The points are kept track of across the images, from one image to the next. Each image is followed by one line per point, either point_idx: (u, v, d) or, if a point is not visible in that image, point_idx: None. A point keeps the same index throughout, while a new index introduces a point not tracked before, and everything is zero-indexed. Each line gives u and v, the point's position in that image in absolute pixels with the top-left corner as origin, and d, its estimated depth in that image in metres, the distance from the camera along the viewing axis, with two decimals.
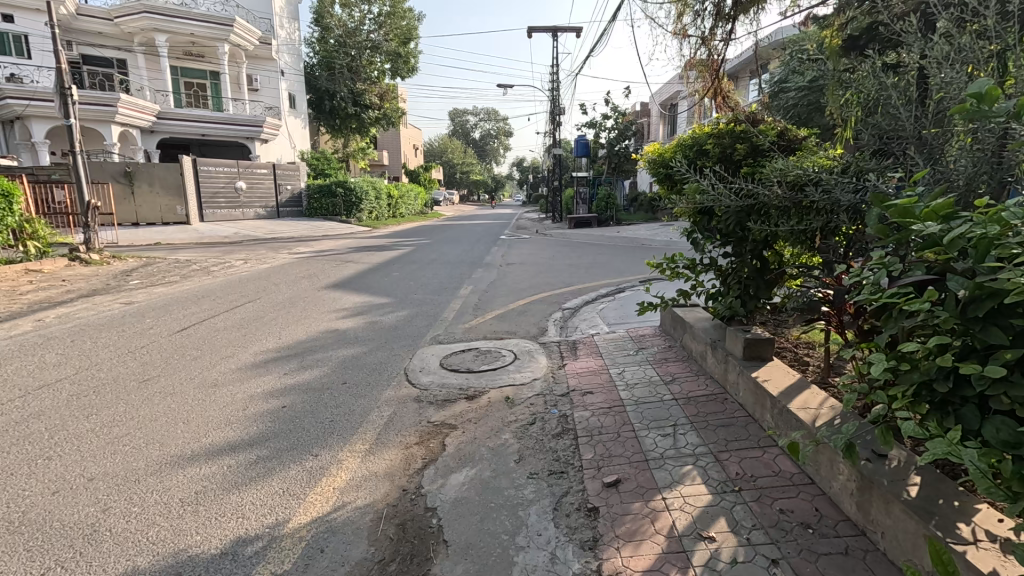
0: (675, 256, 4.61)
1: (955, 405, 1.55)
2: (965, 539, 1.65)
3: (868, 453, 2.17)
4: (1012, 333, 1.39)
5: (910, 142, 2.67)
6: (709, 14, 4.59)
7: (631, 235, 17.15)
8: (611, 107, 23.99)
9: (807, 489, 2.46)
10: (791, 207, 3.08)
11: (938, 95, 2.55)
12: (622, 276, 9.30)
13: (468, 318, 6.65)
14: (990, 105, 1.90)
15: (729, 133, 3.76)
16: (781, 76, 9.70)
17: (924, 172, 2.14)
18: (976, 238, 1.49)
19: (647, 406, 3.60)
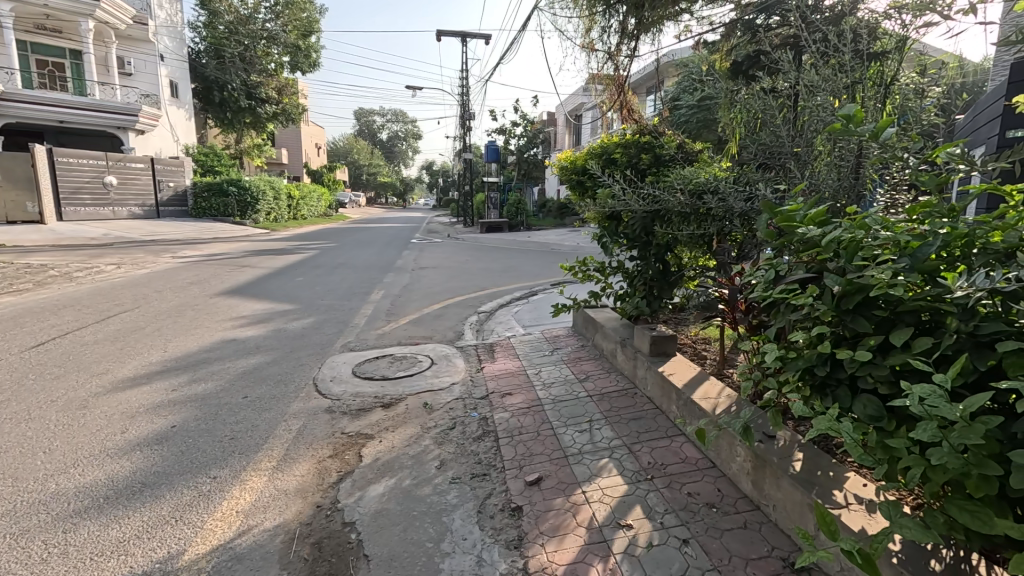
0: (586, 260, 4.81)
1: (831, 386, 1.76)
2: (840, 503, 1.89)
3: (761, 435, 2.41)
4: (875, 322, 1.62)
5: (788, 158, 3.02)
6: (615, 30, 4.87)
7: (541, 239, 17.66)
8: (520, 115, 24.51)
9: (709, 473, 2.68)
10: (692, 214, 3.34)
11: (809, 117, 2.92)
12: (535, 280, 9.52)
13: (381, 323, 6.44)
14: (855, 125, 2.19)
15: (635, 144, 4.01)
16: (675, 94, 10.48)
17: (802, 185, 2.43)
18: (847, 241, 1.70)
19: (564, 404, 3.72)
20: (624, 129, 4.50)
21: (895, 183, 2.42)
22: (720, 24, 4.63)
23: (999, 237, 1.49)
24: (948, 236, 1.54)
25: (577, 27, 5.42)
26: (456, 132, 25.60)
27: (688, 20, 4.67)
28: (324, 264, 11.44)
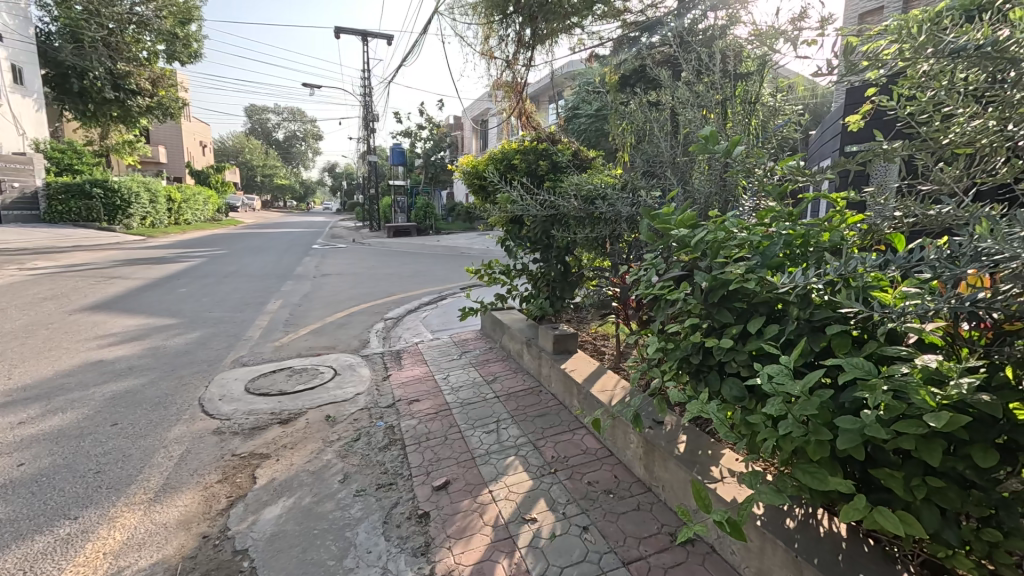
0: (492, 263, 4.88)
1: (704, 371, 1.96)
2: (716, 477, 2.10)
3: (651, 422, 2.61)
4: (736, 313, 1.83)
5: (668, 166, 3.30)
6: (512, 40, 5.01)
7: (450, 243, 17.56)
8: (426, 118, 24.19)
9: (608, 461, 2.85)
10: (586, 218, 3.54)
11: (684, 130, 3.22)
12: (444, 285, 9.46)
13: (279, 335, 6.04)
14: (716, 139, 2.49)
15: (533, 151, 4.17)
16: (574, 103, 10.87)
17: (678, 191, 2.69)
18: (712, 241, 1.90)
19: (472, 406, 3.75)
20: (523, 136, 4.65)
21: (747, 191, 2.76)
22: (609, 38, 4.93)
23: (826, 236, 1.75)
24: (789, 237, 1.77)
25: (476, 35, 5.51)
26: (358, 133, 24.68)
27: (580, 34, 4.95)
28: (213, 273, 10.48)
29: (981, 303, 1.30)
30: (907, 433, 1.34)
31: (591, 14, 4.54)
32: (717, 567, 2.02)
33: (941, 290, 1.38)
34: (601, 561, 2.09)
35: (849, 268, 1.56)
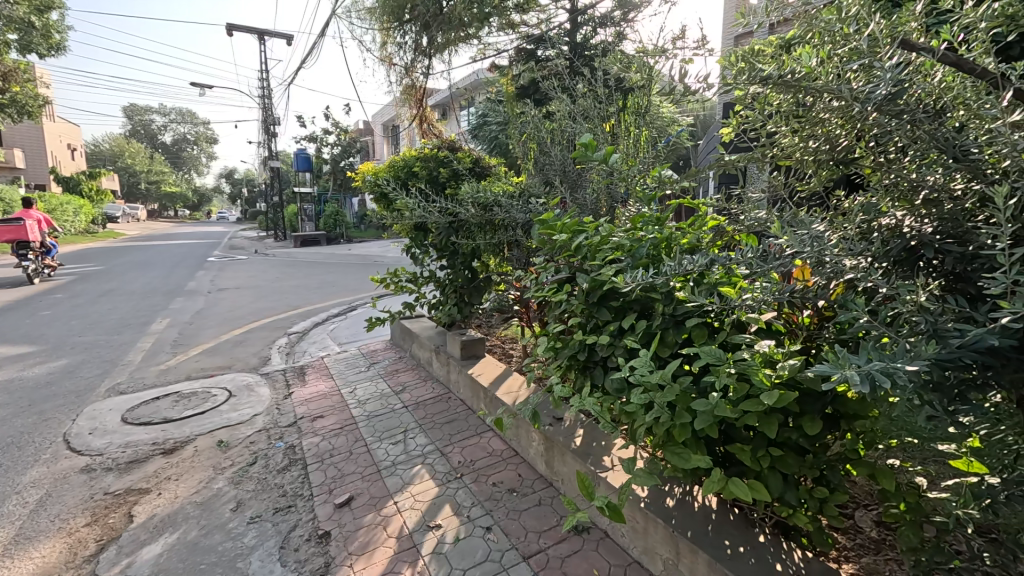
0: (398, 271, 4.76)
1: (591, 367, 2.10)
2: (606, 465, 2.24)
3: (550, 419, 2.72)
4: (614, 311, 1.98)
5: (560, 174, 3.46)
6: (410, 47, 4.99)
7: (362, 252, 16.96)
8: (333, 123, 23.22)
9: (513, 461, 2.92)
10: (485, 224, 3.63)
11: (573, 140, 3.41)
12: (354, 295, 9.15)
13: (165, 357, 5.53)
14: (593, 150, 2.66)
15: (433, 158, 4.25)
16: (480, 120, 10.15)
17: (565, 198, 2.85)
18: (590, 245, 2.06)
19: (379, 418, 3.68)
20: (424, 144, 4.67)
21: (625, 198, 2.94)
22: (506, 49, 5.07)
23: (686, 239, 1.94)
24: (655, 240, 1.95)
25: (374, 41, 5.45)
26: (257, 137, 23.20)
27: (477, 45, 5.05)
28: (85, 292, 9.33)
29: (800, 292, 1.52)
30: (750, 411, 1.53)
31: (487, 26, 4.66)
32: (609, 551, 2.15)
33: (770, 283, 1.59)
34: (503, 558, 2.15)
35: (702, 266, 1.75)
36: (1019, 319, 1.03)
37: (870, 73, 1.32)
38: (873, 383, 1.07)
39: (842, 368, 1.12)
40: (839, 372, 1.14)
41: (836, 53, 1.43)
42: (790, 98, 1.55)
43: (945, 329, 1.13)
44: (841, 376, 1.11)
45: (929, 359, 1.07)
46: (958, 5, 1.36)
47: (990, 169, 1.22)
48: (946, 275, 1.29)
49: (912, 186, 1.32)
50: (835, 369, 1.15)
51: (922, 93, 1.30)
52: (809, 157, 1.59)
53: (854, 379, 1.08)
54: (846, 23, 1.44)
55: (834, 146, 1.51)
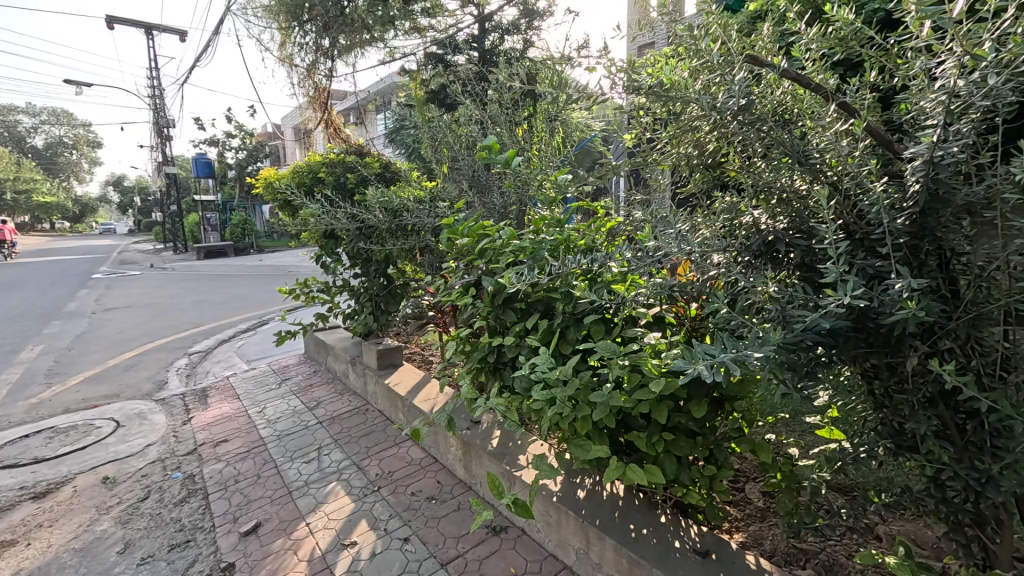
0: (308, 280, 4.52)
1: (501, 368, 2.15)
2: (521, 464, 2.28)
3: (468, 423, 2.74)
4: (519, 311, 2.06)
5: (469, 178, 3.47)
6: (311, 48, 4.81)
7: (275, 263, 15.96)
8: (236, 125, 21.72)
9: (432, 468, 2.90)
10: (396, 229, 3.58)
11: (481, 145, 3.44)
12: (265, 309, 8.59)
13: (36, 389, 4.89)
14: (494, 155, 2.69)
15: (340, 164, 4.16)
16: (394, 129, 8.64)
17: (468, 202, 2.83)
18: (492, 247, 2.11)
19: (291, 437, 3.49)
20: (330, 148, 4.54)
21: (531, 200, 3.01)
22: (414, 52, 5.02)
23: (582, 240, 2.03)
24: (556, 241, 2.04)
25: (273, 39, 5.17)
26: (148, 140, 21.21)
27: (384, 47, 4.94)
28: None
29: (679, 286, 1.64)
30: (643, 399, 1.63)
31: (392, 28, 4.58)
32: (527, 547, 2.18)
33: (656, 278, 1.69)
34: (421, 568, 2.12)
35: (596, 264, 1.86)
36: (842, 303, 1.21)
37: (724, 85, 1.45)
38: (718, 372, 1.26)
39: (693, 364, 1.30)
40: (691, 367, 1.32)
41: (695, 65, 1.57)
42: (663, 108, 1.68)
43: (791, 316, 1.29)
44: (692, 372, 1.29)
45: (775, 344, 1.24)
46: (802, 28, 1.54)
47: (828, 172, 1.39)
48: (796, 266, 1.45)
49: (767, 187, 1.47)
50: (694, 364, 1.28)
51: (771, 103, 1.45)
52: (683, 162, 1.71)
53: (701, 371, 1.27)
54: (697, 38, 1.57)
55: (702, 151, 1.63)
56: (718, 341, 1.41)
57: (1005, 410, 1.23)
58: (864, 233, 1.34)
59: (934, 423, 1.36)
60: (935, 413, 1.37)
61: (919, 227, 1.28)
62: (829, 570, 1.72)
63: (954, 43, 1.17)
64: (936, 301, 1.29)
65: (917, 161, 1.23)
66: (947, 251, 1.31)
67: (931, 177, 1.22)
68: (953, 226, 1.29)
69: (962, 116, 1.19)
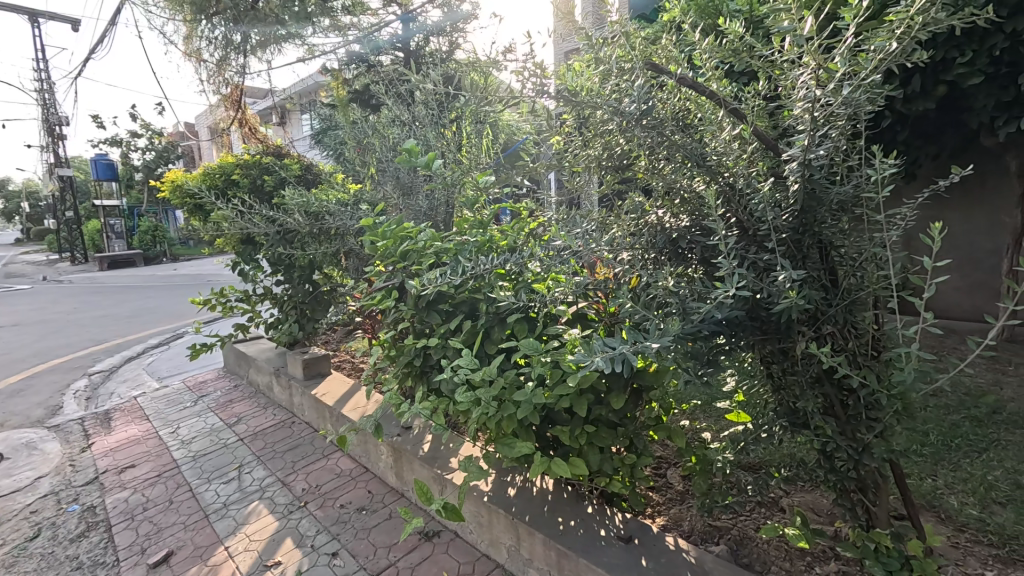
0: (224, 289, 4.24)
1: (428, 371, 2.14)
2: (452, 467, 2.27)
3: (398, 429, 2.69)
4: (444, 313, 2.06)
5: (394, 180, 3.41)
6: (221, 43, 4.56)
7: (191, 272, 14.83)
8: (142, 124, 20.03)
9: (363, 478, 2.82)
10: (318, 232, 3.47)
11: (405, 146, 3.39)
12: (179, 321, 7.97)
13: None
14: (416, 156, 2.65)
15: (255, 165, 3.99)
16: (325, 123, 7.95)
17: (386, 204, 2.73)
18: (414, 249, 2.09)
19: (208, 457, 3.26)
20: (245, 149, 4.32)
21: (456, 202, 2.99)
22: (334, 50, 4.85)
23: (505, 240, 2.07)
24: (478, 242, 2.05)
25: (177, 31, 4.81)
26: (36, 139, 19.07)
27: (301, 44, 4.75)
28: None
29: (596, 283, 1.73)
30: (564, 394, 1.68)
31: (310, 25, 4.41)
32: (460, 550, 2.18)
33: (575, 275, 1.76)
34: None
35: (518, 264, 1.89)
36: (732, 294, 1.33)
37: (626, 91, 1.54)
38: (619, 363, 1.34)
39: (593, 356, 1.38)
40: (593, 360, 1.40)
41: (601, 72, 1.63)
42: (573, 112, 1.75)
43: (693, 308, 1.38)
44: (594, 365, 1.37)
45: (674, 335, 1.36)
46: (698, 40, 1.65)
47: (724, 174, 1.50)
48: (699, 262, 1.55)
49: (671, 188, 1.56)
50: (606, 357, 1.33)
51: (671, 109, 1.55)
52: (595, 164, 1.78)
53: (601, 363, 1.35)
54: (600, 45, 1.65)
55: (611, 152, 1.69)
56: (625, 334, 1.50)
57: (872, 385, 1.38)
58: (754, 230, 1.46)
59: (819, 401, 1.50)
60: (822, 392, 1.51)
61: (800, 224, 1.41)
62: (740, 544, 1.84)
63: (809, 58, 1.32)
64: (816, 290, 1.42)
65: (794, 163, 1.34)
66: (824, 244, 1.44)
67: (806, 178, 1.35)
68: (827, 222, 1.44)
69: (828, 123, 1.33)
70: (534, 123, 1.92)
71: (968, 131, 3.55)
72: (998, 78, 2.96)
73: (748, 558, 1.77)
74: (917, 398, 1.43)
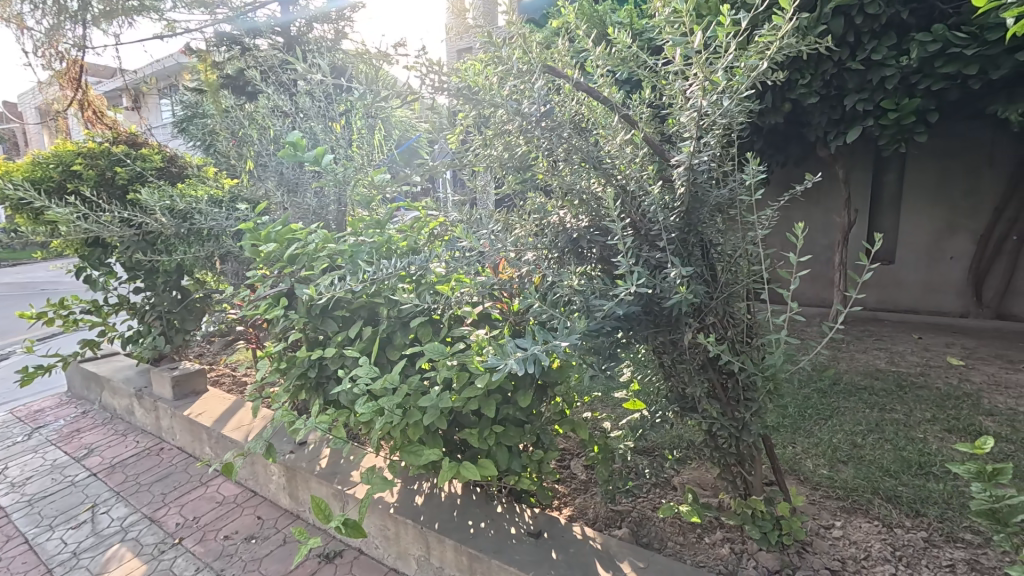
0: (66, 300, 3.60)
1: (325, 382, 2.01)
2: (354, 481, 2.14)
3: (291, 447, 2.49)
4: (341, 321, 1.94)
5: (275, 175, 3.13)
6: (51, 10, 3.90)
7: (19, 280, 12.49)
8: None
9: (250, 503, 2.56)
10: (187, 233, 3.09)
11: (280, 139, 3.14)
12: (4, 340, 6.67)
13: None
14: (301, 151, 2.44)
15: (103, 155, 3.45)
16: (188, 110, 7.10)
17: (265, 204, 2.46)
18: (304, 252, 1.94)
19: (49, 499, 2.75)
20: (88, 136, 3.72)
21: (350, 201, 2.82)
22: (200, 29, 4.34)
23: (405, 241, 2.00)
24: (376, 243, 1.95)
25: None
26: None
27: (158, 18, 4.18)
28: None
29: (500, 283, 1.72)
30: (473, 396, 1.66)
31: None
32: (365, 568, 2.06)
33: (480, 276, 1.74)
34: None
35: (420, 265, 1.83)
36: (631, 292, 1.40)
37: (525, 92, 1.56)
38: (531, 365, 1.35)
39: (505, 360, 1.37)
40: (504, 364, 1.38)
41: (499, 71, 1.63)
42: (473, 109, 1.73)
43: (594, 305, 1.45)
44: (506, 369, 1.35)
45: (580, 332, 1.40)
46: (590, 46, 1.71)
47: (619, 176, 1.58)
48: (598, 260, 1.62)
49: (570, 189, 1.60)
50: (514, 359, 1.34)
51: (568, 112, 1.60)
52: (496, 164, 1.76)
53: (514, 367, 1.34)
54: (499, 45, 1.64)
55: (512, 153, 1.70)
56: (533, 334, 1.51)
57: (749, 368, 1.54)
58: (647, 230, 1.55)
59: (705, 385, 1.64)
60: (707, 377, 1.65)
61: (685, 224, 1.53)
62: (640, 524, 1.96)
63: (697, 69, 1.43)
64: (701, 284, 1.55)
65: (682, 168, 1.45)
66: (706, 243, 1.58)
67: (691, 181, 1.46)
68: (708, 222, 1.57)
69: (709, 130, 1.45)
70: (431, 120, 1.86)
71: (807, 143, 4.13)
72: (829, 99, 3.48)
73: (648, 538, 1.89)
74: (783, 377, 1.62)
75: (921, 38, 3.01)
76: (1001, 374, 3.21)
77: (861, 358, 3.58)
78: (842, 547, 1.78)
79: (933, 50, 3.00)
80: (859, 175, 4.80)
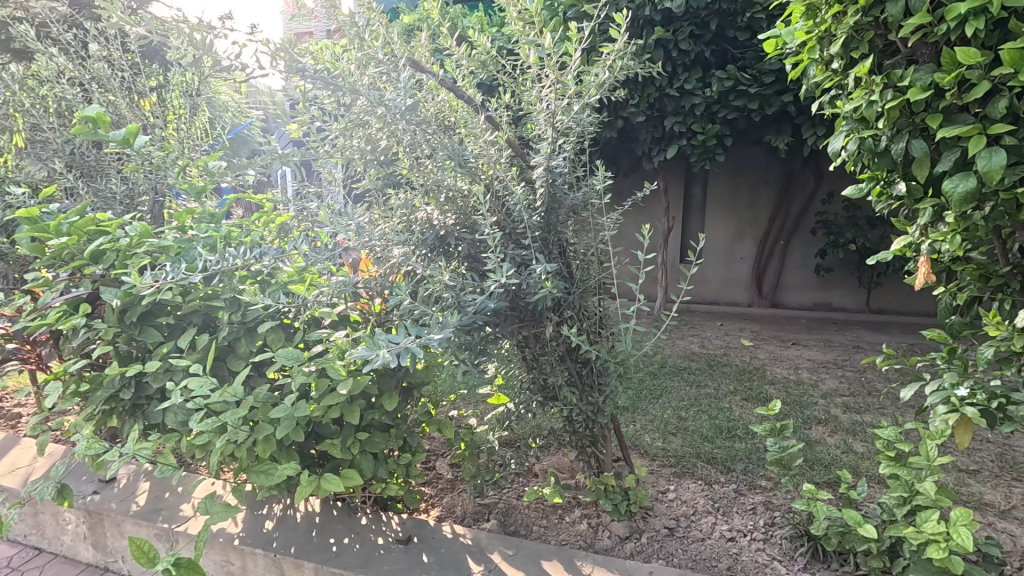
0: None
1: (145, 402, 1.70)
2: (186, 515, 1.85)
3: (94, 487, 2.05)
4: (164, 329, 1.66)
5: (61, 155, 2.54)
6: None
7: None
8: None
9: (34, 563, 2.04)
10: None
11: (66, 112, 2.57)
12: None
13: None
14: (104, 129, 1.93)
15: None
16: None
17: (51, 188, 1.97)
18: (112, 248, 1.62)
19: None
20: None
21: (169, 190, 2.39)
22: None
23: (246, 237, 1.77)
24: (209, 239, 1.71)
25: None
26: None
27: None
28: None
29: (363, 282, 1.63)
30: (334, 403, 1.54)
31: None
32: None
33: (337, 275, 1.63)
34: None
35: (268, 263, 1.64)
36: (501, 284, 1.44)
37: (390, 83, 1.52)
38: (403, 357, 1.31)
39: (377, 351, 1.31)
40: (377, 354, 1.33)
41: (360, 58, 1.53)
42: (328, 96, 1.60)
43: (464, 300, 1.48)
44: (380, 358, 1.30)
45: (453, 326, 1.40)
46: (451, 45, 1.71)
47: (483, 175, 1.61)
48: (464, 257, 1.65)
49: (438, 185, 1.58)
50: (375, 350, 1.31)
51: (432, 108, 1.61)
52: (357, 156, 1.63)
53: (387, 358, 1.30)
54: (359, 29, 1.54)
55: (373, 146, 1.61)
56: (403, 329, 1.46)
57: (603, 355, 1.70)
58: (512, 228, 1.61)
59: (565, 374, 1.75)
60: (566, 367, 1.77)
61: (544, 223, 1.63)
62: (506, 514, 2.03)
63: (549, 71, 1.53)
64: (560, 279, 1.67)
65: (540, 169, 1.55)
66: (562, 242, 1.70)
67: (549, 182, 1.56)
68: (564, 223, 1.69)
69: (562, 136, 1.57)
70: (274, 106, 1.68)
71: (635, 157, 4.69)
72: (652, 120, 4.00)
73: (515, 526, 1.96)
74: (631, 362, 1.81)
75: (719, 75, 3.61)
76: (777, 351, 4.01)
77: (680, 343, 4.17)
78: (676, 507, 2.06)
79: (728, 86, 3.65)
80: (675, 187, 5.58)
